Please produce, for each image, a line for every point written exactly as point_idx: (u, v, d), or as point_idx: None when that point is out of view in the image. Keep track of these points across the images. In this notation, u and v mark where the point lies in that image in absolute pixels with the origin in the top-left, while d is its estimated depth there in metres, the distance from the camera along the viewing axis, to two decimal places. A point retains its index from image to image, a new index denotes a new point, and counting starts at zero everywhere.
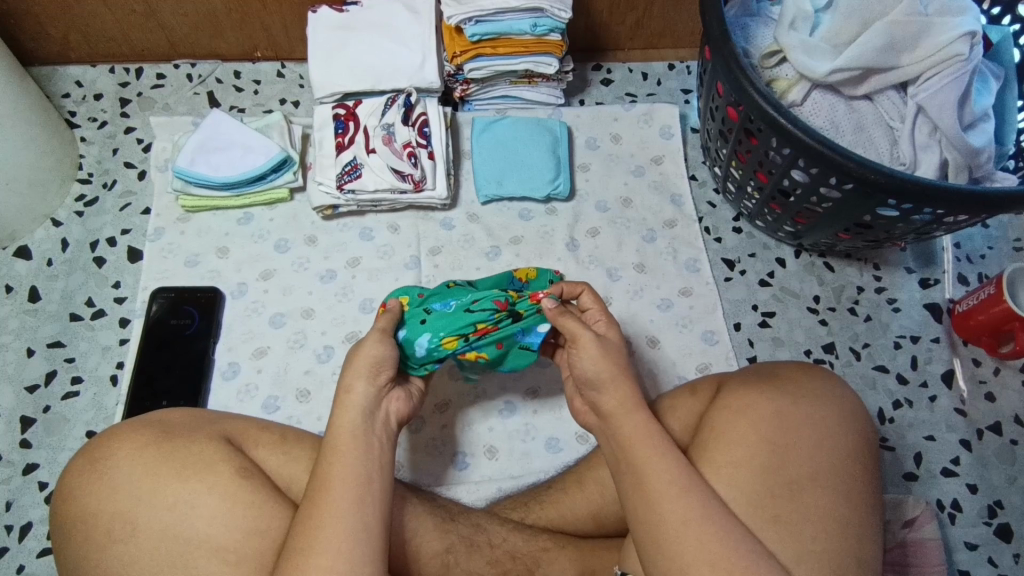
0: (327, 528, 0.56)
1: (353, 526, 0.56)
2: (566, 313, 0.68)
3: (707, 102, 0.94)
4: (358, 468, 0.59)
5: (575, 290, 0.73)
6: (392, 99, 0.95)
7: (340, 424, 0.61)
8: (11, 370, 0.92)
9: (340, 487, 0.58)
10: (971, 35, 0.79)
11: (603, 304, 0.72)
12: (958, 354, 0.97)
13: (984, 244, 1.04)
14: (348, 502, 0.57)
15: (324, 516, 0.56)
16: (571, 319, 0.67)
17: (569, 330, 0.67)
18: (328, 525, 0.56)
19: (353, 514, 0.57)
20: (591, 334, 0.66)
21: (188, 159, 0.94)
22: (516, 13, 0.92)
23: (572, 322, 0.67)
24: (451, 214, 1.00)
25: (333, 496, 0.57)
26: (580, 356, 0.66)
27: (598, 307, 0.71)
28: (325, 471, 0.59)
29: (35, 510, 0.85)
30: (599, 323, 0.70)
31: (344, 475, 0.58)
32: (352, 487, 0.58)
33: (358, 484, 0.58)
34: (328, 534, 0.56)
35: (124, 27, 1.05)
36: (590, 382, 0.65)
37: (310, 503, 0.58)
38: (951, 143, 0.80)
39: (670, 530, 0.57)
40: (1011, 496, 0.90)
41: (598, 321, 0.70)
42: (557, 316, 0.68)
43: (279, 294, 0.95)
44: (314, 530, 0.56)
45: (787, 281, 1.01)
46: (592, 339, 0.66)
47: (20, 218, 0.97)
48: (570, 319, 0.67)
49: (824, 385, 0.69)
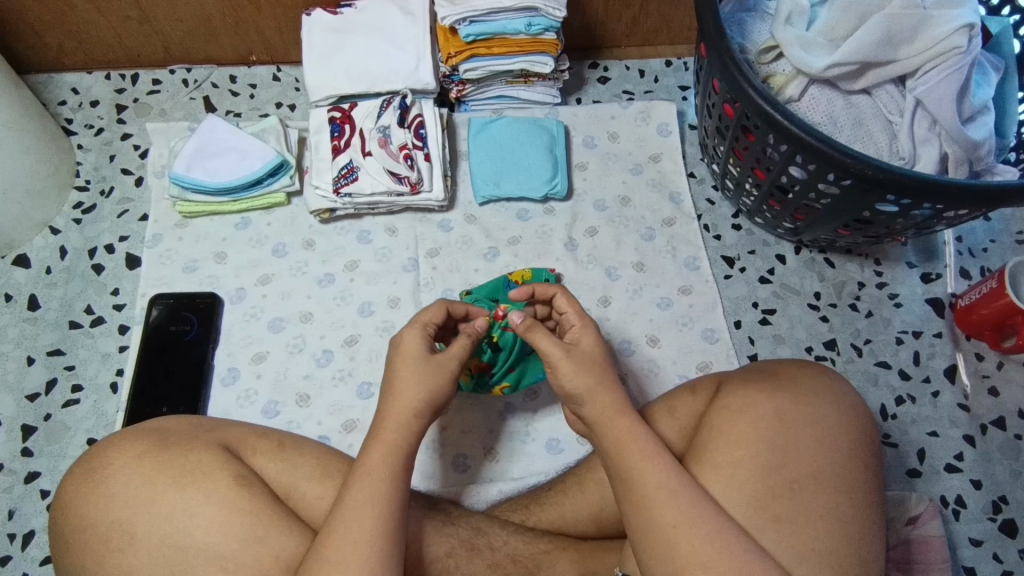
0: (356, 546, 0.56)
1: (385, 546, 0.57)
2: (536, 327, 0.66)
3: (704, 99, 0.93)
4: (393, 486, 0.60)
5: (548, 292, 0.73)
6: (387, 101, 0.94)
7: (373, 444, 0.62)
8: (11, 378, 0.92)
9: (373, 504, 0.58)
10: (971, 27, 0.78)
11: (578, 306, 0.71)
12: (960, 349, 0.97)
13: (986, 237, 1.03)
14: (382, 523, 0.57)
15: (356, 532, 0.57)
16: (541, 335, 0.66)
17: (541, 347, 0.66)
18: (359, 540, 0.56)
19: (384, 535, 0.57)
20: (562, 350, 0.65)
21: (185, 166, 0.94)
22: (510, 13, 0.92)
23: (542, 339, 0.66)
24: (449, 215, 1.00)
25: (365, 514, 0.57)
26: (559, 373, 0.65)
27: (572, 309, 0.71)
28: (358, 488, 0.59)
29: (37, 518, 0.86)
30: (574, 328, 0.70)
31: (379, 492, 0.59)
32: (386, 505, 0.58)
33: (390, 502, 0.59)
34: (355, 552, 0.56)
35: (118, 34, 1.04)
36: (571, 398, 0.65)
37: (340, 518, 0.58)
38: (951, 137, 0.79)
39: (666, 530, 0.57)
40: (1016, 491, 0.89)
41: (572, 326, 0.70)
42: (527, 329, 0.66)
43: (277, 298, 0.95)
44: (342, 547, 0.56)
45: (787, 277, 1.00)
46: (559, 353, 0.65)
47: (18, 226, 0.97)
48: (541, 334, 0.66)
49: (825, 384, 0.68)
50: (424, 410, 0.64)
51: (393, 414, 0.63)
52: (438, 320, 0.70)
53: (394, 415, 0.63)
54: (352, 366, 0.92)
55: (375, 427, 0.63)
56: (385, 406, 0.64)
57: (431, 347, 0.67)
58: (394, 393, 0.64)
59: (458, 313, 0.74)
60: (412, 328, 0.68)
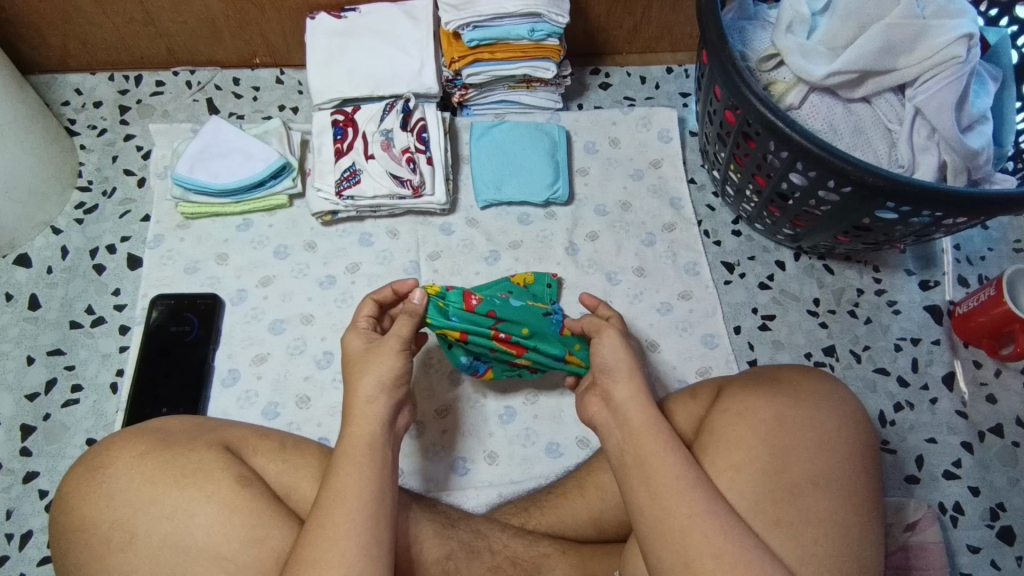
0: (337, 544, 0.56)
1: (362, 542, 0.56)
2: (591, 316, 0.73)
3: (705, 105, 0.94)
4: (369, 481, 0.59)
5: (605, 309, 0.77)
6: (391, 105, 0.95)
7: (352, 441, 0.62)
8: (11, 378, 0.92)
9: (349, 500, 0.58)
10: (970, 37, 0.79)
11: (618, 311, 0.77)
12: (958, 356, 0.97)
13: (983, 245, 1.04)
14: (364, 521, 0.57)
15: (335, 530, 0.56)
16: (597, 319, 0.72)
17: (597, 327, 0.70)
18: (340, 539, 0.56)
19: (368, 535, 0.57)
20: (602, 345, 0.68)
21: (188, 166, 0.94)
22: (514, 18, 0.92)
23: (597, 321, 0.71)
24: (451, 218, 1.00)
25: (339, 510, 0.57)
26: (604, 346, 0.68)
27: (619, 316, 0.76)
28: (332, 484, 0.59)
29: (35, 518, 0.85)
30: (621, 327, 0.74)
31: (358, 487, 0.59)
32: (363, 501, 0.58)
33: (372, 499, 0.59)
34: (335, 549, 0.56)
35: (123, 35, 1.05)
36: None
37: (318, 516, 0.58)
38: (949, 146, 0.80)
39: (668, 533, 0.57)
40: (1013, 498, 0.90)
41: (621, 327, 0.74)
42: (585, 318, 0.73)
43: (278, 300, 0.95)
44: (321, 545, 0.56)
45: (787, 283, 1.01)
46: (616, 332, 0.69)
47: (20, 226, 0.97)
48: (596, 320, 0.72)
49: (823, 387, 0.69)
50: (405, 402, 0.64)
51: (373, 411, 0.63)
52: (371, 314, 0.73)
53: (368, 409, 0.63)
54: None
55: (343, 423, 0.63)
56: (350, 403, 0.64)
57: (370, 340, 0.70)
58: (380, 390, 0.64)
59: (389, 301, 0.75)
60: (349, 330, 0.71)
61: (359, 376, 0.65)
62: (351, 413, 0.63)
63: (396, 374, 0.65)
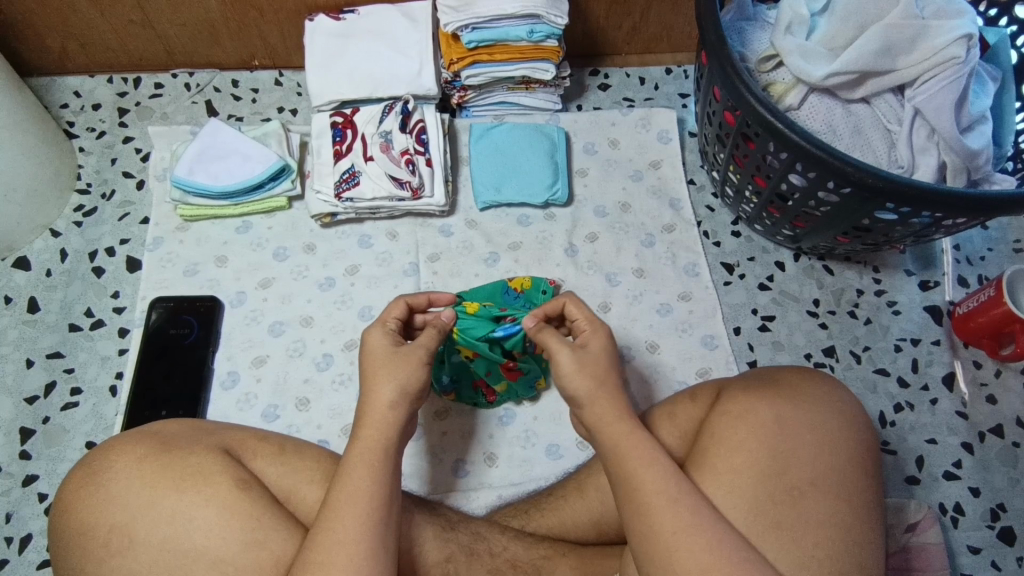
0: (343, 546, 0.56)
1: (370, 546, 0.56)
2: (545, 329, 0.69)
3: (704, 106, 0.94)
4: (380, 486, 0.59)
5: (557, 304, 0.72)
6: (390, 107, 0.94)
7: (360, 445, 0.61)
8: (11, 380, 0.92)
9: (359, 503, 0.58)
10: (970, 37, 0.79)
11: (589, 311, 0.70)
12: (958, 356, 0.97)
13: (983, 245, 1.04)
14: (371, 525, 0.57)
15: (341, 533, 0.56)
16: (548, 335, 0.68)
17: (547, 343, 0.67)
18: (345, 543, 0.56)
19: (374, 539, 0.57)
20: (569, 353, 0.65)
21: (187, 168, 0.94)
22: (513, 20, 0.92)
23: (549, 337, 0.68)
24: (450, 220, 1.00)
25: (349, 513, 0.57)
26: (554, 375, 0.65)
27: (585, 315, 0.70)
28: (343, 486, 0.59)
29: (35, 522, 0.85)
30: (586, 332, 0.69)
31: (365, 491, 0.59)
32: (372, 505, 0.58)
33: (379, 503, 0.58)
34: (343, 553, 0.56)
35: (121, 37, 1.04)
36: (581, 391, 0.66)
37: (327, 518, 0.58)
38: (949, 147, 0.80)
39: (667, 535, 0.57)
40: (1014, 499, 0.90)
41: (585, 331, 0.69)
42: (536, 332, 0.69)
43: (278, 302, 0.95)
44: (329, 548, 0.56)
45: (786, 284, 1.00)
46: (568, 352, 0.66)
47: (19, 229, 0.97)
48: (549, 334, 0.68)
49: (822, 389, 0.68)
50: (402, 402, 0.64)
51: (389, 418, 0.63)
52: (401, 317, 0.72)
53: (389, 417, 0.63)
54: (352, 370, 0.92)
55: (356, 426, 0.63)
56: (368, 404, 0.63)
57: (396, 341, 0.68)
58: (377, 393, 0.64)
59: (421, 306, 0.75)
60: (375, 326, 0.69)
61: (380, 378, 0.64)
62: (364, 416, 0.63)
63: (419, 385, 0.66)
